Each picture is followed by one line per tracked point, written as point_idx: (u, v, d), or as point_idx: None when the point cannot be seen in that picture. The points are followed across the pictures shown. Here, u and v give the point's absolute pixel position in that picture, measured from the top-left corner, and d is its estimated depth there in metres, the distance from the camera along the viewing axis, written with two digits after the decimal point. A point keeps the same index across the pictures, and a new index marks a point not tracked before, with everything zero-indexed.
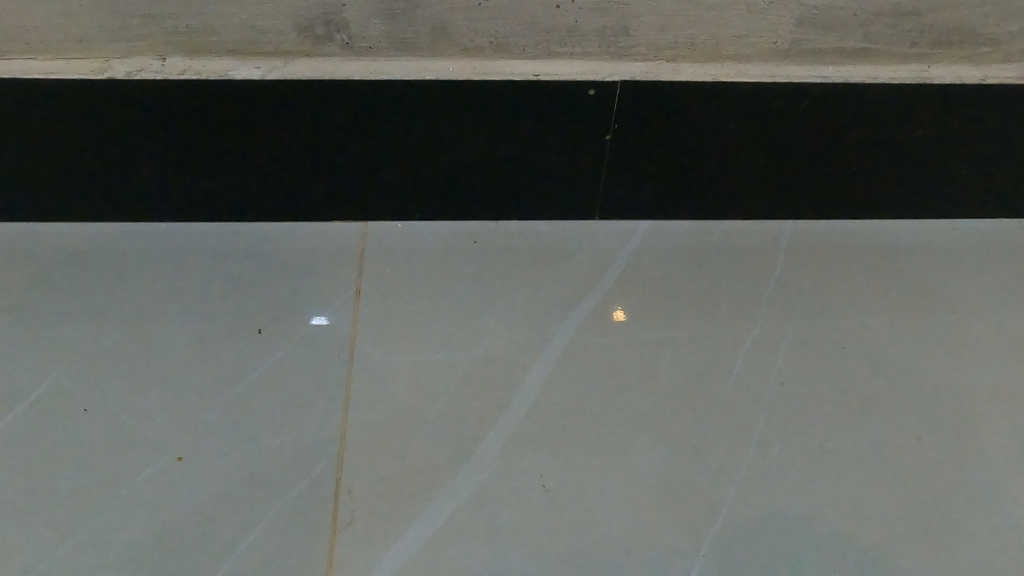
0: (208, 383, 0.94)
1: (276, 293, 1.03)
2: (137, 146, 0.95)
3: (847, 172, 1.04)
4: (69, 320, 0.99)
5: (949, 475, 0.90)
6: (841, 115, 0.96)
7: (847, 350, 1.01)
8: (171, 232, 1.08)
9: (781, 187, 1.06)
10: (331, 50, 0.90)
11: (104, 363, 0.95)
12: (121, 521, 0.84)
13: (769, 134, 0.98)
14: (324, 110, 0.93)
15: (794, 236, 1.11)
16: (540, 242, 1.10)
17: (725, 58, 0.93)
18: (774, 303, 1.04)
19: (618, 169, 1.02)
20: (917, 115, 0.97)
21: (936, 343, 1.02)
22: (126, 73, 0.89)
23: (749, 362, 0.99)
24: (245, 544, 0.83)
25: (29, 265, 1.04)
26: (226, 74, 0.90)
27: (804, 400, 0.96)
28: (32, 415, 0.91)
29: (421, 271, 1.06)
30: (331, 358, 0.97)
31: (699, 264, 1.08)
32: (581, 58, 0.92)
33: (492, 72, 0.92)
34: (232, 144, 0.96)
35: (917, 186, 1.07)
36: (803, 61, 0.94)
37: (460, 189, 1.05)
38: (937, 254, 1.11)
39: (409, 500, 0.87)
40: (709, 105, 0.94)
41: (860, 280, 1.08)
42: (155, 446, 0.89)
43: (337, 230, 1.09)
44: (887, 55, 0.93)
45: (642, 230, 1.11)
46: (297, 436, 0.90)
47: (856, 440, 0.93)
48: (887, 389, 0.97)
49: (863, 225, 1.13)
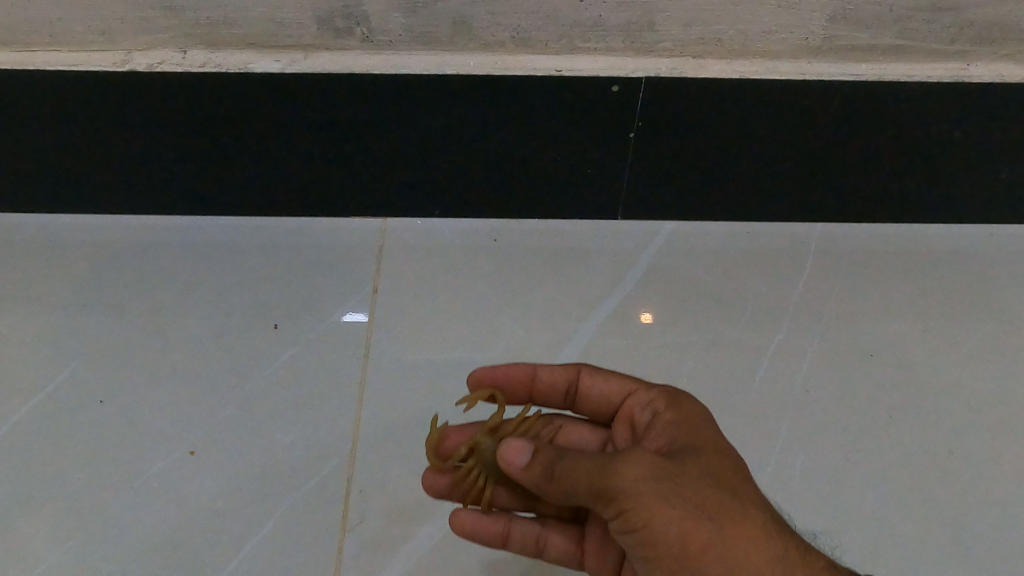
0: (222, 378, 0.94)
1: (295, 288, 1.02)
2: (158, 137, 0.96)
3: (879, 171, 1.01)
4: (89, 310, 1.00)
5: (980, 490, 0.87)
6: (873, 112, 0.93)
7: (876, 358, 0.97)
8: (192, 225, 1.08)
9: (811, 186, 1.03)
10: (351, 44, 0.89)
11: (122, 354, 0.96)
12: (132, 515, 0.85)
13: (798, 131, 0.95)
14: (344, 104, 0.92)
15: (823, 239, 1.08)
16: (561, 240, 1.08)
17: (754, 54, 0.90)
18: (802, 308, 1.01)
19: (641, 166, 1.00)
20: (954, 115, 0.93)
21: (972, 353, 0.98)
22: (148, 66, 0.89)
23: (773, 369, 0.96)
24: (254, 541, 0.83)
25: (52, 254, 1.04)
26: (246, 67, 0.90)
27: (828, 410, 0.93)
28: (49, 405, 0.92)
29: (441, 268, 1.05)
30: (346, 355, 0.96)
31: (724, 266, 1.05)
32: (604, 53, 0.90)
33: (513, 67, 0.90)
34: (254, 138, 0.96)
35: (955, 188, 1.03)
36: (834, 58, 0.91)
37: (483, 184, 1.03)
38: (975, 261, 1.07)
39: (420, 501, 0.86)
40: (736, 102, 0.92)
41: (894, 285, 1.04)
42: (169, 440, 0.90)
43: (357, 226, 1.09)
44: (924, 52, 0.90)
45: (667, 231, 1.09)
46: (309, 434, 0.90)
47: (883, 452, 0.90)
48: (918, 400, 0.94)
49: (897, 229, 1.10)
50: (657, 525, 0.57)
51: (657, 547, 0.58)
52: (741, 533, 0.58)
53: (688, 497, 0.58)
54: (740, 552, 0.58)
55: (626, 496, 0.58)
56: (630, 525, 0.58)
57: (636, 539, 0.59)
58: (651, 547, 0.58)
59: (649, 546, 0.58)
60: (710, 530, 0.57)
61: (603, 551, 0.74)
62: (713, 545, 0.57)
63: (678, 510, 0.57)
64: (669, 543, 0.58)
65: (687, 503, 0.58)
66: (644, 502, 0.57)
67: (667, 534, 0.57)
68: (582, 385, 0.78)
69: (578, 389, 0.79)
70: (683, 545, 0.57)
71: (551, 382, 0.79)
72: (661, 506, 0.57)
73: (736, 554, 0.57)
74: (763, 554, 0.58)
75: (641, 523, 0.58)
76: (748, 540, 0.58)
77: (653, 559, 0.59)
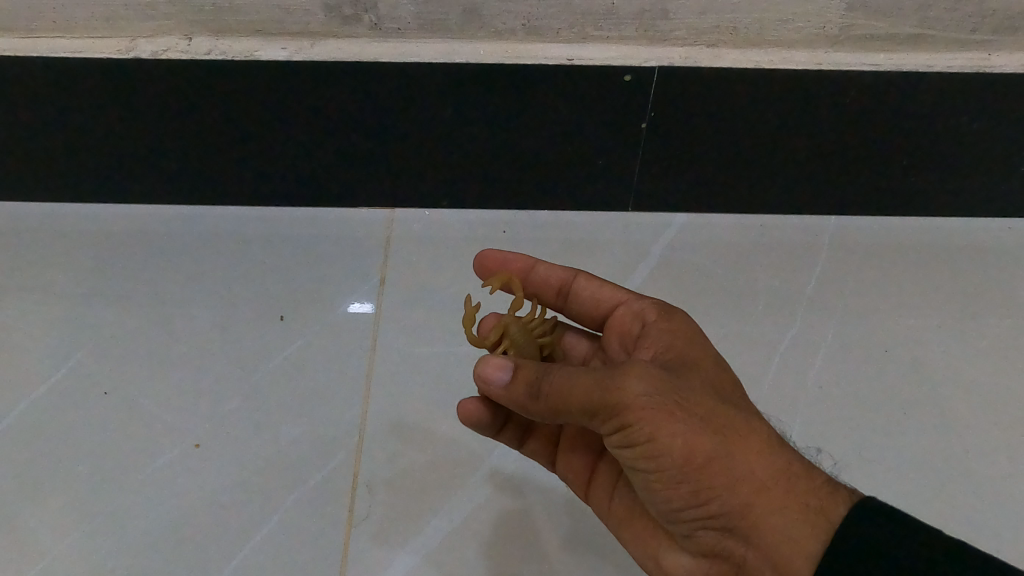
0: (228, 369, 0.93)
1: (302, 278, 1.01)
2: (163, 124, 0.95)
3: (895, 162, 1.00)
4: (94, 301, 0.99)
5: (999, 486, 0.86)
6: (891, 102, 0.92)
7: (891, 353, 0.96)
8: (197, 216, 1.07)
9: (825, 176, 1.02)
10: (359, 31, 0.87)
11: (127, 346, 0.95)
12: (136, 508, 0.84)
13: (813, 121, 0.94)
14: (351, 93, 0.91)
15: (838, 232, 1.07)
16: (571, 232, 1.06)
17: (771, 44, 0.88)
18: (816, 301, 1.00)
19: (653, 156, 0.99)
20: (974, 106, 0.92)
21: (989, 348, 0.96)
22: (153, 53, 0.88)
23: (786, 362, 0.94)
24: (259, 535, 0.82)
25: (56, 245, 1.03)
26: (253, 55, 0.88)
27: (842, 405, 0.91)
28: (53, 396, 0.91)
29: (449, 258, 1.03)
30: (353, 346, 0.95)
31: (737, 259, 1.04)
32: (617, 42, 0.88)
33: (524, 55, 0.88)
34: (261, 125, 0.95)
35: (973, 179, 1.02)
36: (851, 47, 0.89)
37: (492, 173, 1.02)
38: (993, 254, 1.05)
39: (427, 496, 0.85)
40: (751, 91, 0.90)
41: (910, 279, 1.03)
42: (174, 433, 0.89)
43: (364, 217, 1.07)
44: (944, 42, 0.88)
45: (678, 223, 1.07)
46: (316, 427, 0.89)
47: (899, 449, 0.88)
48: (934, 395, 0.92)
49: (913, 222, 1.08)
50: (659, 438, 0.58)
51: (657, 459, 0.59)
52: (737, 443, 0.60)
53: (688, 410, 0.59)
54: (734, 461, 0.59)
55: (629, 412, 0.58)
56: (630, 439, 0.59)
57: (634, 451, 0.60)
58: (650, 459, 0.59)
59: (648, 457, 0.59)
60: (710, 441, 0.59)
61: (573, 451, 0.77)
62: (711, 455, 0.59)
63: (681, 425, 0.59)
64: (673, 454, 0.58)
65: (687, 418, 0.59)
66: (647, 415, 0.58)
67: (668, 447, 0.58)
68: (577, 285, 0.79)
69: (571, 289, 0.80)
70: (683, 458, 0.58)
71: (546, 277, 0.81)
72: (664, 420, 0.58)
73: (732, 465, 0.59)
74: (758, 462, 0.60)
75: (642, 438, 0.58)
76: (743, 451, 0.60)
77: (652, 471, 0.60)
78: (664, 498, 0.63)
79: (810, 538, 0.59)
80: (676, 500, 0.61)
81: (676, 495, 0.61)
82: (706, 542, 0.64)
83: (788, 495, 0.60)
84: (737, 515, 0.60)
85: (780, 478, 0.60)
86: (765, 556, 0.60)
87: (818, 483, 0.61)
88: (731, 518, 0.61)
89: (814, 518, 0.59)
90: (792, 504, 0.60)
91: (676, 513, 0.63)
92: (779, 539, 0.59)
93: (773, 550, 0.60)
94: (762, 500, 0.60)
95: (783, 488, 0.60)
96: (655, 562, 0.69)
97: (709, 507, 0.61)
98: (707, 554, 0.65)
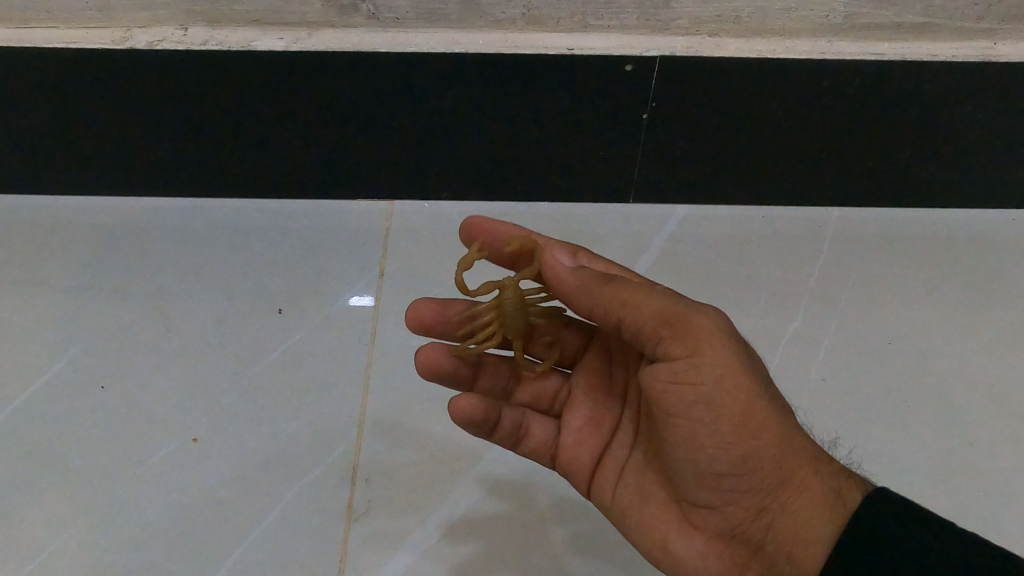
0: (226, 363, 0.93)
1: (301, 272, 1.00)
2: (159, 115, 0.94)
3: (900, 153, 0.99)
4: (92, 295, 0.98)
5: (1004, 480, 0.85)
6: (896, 92, 0.91)
7: (895, 346, 0.95)
8: (195, 208, 1.06)
9: (829, 167, 1.01)
10: (357, 21, 0.86)
11: (124, 339, 0.94)
12: (134, 503, 0.83)
13: (816, 112, 0.93)
14: (349, 84, 0.90)
15: (841, 224, 1.06)
16: (572, 223, 1.05)
17: (773, 33, 0.88)
18: (818, 294, 0.99)
19: (655, 147, 0.98)
20: (979, 97, 0.91)
21: (993, 341, 0.95)
22: (148, 43, 0.87)
23: (789, 355, 0.93)
24: (258, 530, 0.81)
25: (53, 238, 1.03)
26: (250, 45, 0.87)
27: (845, 398, 0.90)
28: (51, 390, 0.90)
29: (449, 251, 1.02)
30: (352, 339, 0.95)
31: (739, 251, 1.03)
32: (618, 31, 0.88)
33: (523, 46, 0.88)
34: (259, 116, 0.94)
35: (978, 170, 1.01)
36: (856, 37, 0.88)
37: (492, 164, 1.01)
38: (998, 246, 1.04)
39: (427, 491, 0.84)
40: (754, 81, 0.89)
41: (914, 270, 1.02)
42: (172, 427, 0.88)
43: (363, 209, 1.07)
44: (949, 32, 0.88)
45: (680, 215, 1.06)
46: (314, 420, 0.88)
47: (903, 442, 0.87)
48: (938, 388, 0.92)
49: (918, 214, 1.07)
50: (726, 381, 0.59)
51: (719, 405, 0.59)
52: (785, 412, 0.61)
53: (751, 367, 0.60)
54: (784, 427, 0.60)
55: (707, 345, 0.59)
56: (697, 375, 0.59)
57: (691, 394, 0.60)
58: (709, 403, 0.59)
59: (708, 402, 0.59)
60: (769, 400, 0.60)
61: (578, 445, 0.74)
62: (767, 414, 0.59)
63: (748, 376, 0.59)
64: (737, 401, 0.59)
65: (752, 372, 0.60)
66: (722, 355, 0.59)
67: (733, 393, 0.59)
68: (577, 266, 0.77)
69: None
70: (743, 407, 0.59)
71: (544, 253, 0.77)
72: (733, 364, 0.59)
73: (781, 431, 0.60)
74: (797, 436, 0.61)
75: (714, 375, 0.59)
76: (789, 420, 0.61)
77: (705, 420, 0.60)
78: (699, 459, 0.61)
79: (835, 521, 0.59)
80: (716, 460, 0.60)
81: (720, 457, 0.60)
82: (727, 518, 0.63)
83: (818, 473, 0.61)
84: (771, 487, 0.60)
85: (811, 460, 0.61)
86: (789, 534, 0.60)
87: (841, 473, 0.62)
88: (764, 488, 0.60)
89: (839, 504, 0.60)
90: (822, 487, 0.60)
91: (706, 481, 0.62)
92: (808, 516, 0.60)
93: (798, 528, 0.60)
94: (797, 474, 0.60)
95: (813, 470, 0.61)
96: (660, 546, 0.66)
97: (748, 474, 0.60)
98: (723, 532, 0.64)
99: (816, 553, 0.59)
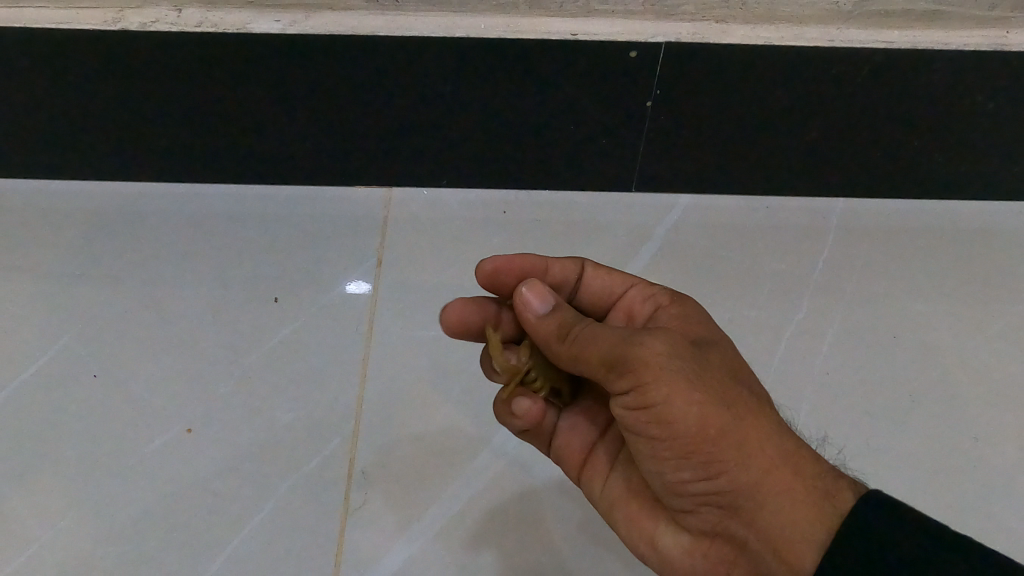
0: (221, 352, 0.91)
1: (298, 259, 0.99)
2: (153, 98, 0.92)
3: (907, 144, 0.97)
4: (85, 281, 0.96)
5: (1007, 476, 0.84)
6: (905, 82, 0.89)
7: (899, 339, 0.94)
8: (190, 193, 1.04)
9: (836, 157, 0.99)
10: (355, 4, 0.84)
11: (118, 327, 0.93)
12: (126, 493, 0.82)
13: (823, 101, 0.91)
14: (348, 68, 0.88)
15: (845, 214, 1.04)
16: (572, 213, 1.04)
17: (781, 19, 0.85)
18: (822, 286, 0.97)
19: (659, 135, 0.96)
20: (989, 86, 0.89)
21: (997, 336, 0.94)
22: (141, 24, 0.85)
23: (792, 348, 0.92)
24: (253, 522, 0.80)
25: (45, 223, 1.01)
26: (245, 27, 0.85)
27: (849, 393, 0.89)
28: (42, 378, 0.89)
29: (448, 239, 1.01)
30: (349, 328, 0.93)
31: (742, 242, 1.01)
32: (622, 17, 0.85)
33: (526, 30, 0.85)
34: (256, 101, 0.92)
35: (985, 162, 0.99)
36: (866, 24, 0.86)
37: (492, 151, 0.99)
38: (1004, 240, 1.03)
39: (424, 484, 0.83)
40: (761, 69, 0.87)
41: (919, 263, 1.00)
42: (166, 417, 0.87)
43: (362, 196, 1.05)
44: (961, 19, 0.86)
45: (682, 205, 1.05)
46: (311, 411, 0.87)
47: (906, 438, 0.86)
48: (943, 383, 0.90)
49: (924, 206, 1.06)
50: (676, 403, 0.57)
51: (671, 426, 0.57)
52: (751, 421, 0.58)
53: (704, 380, 0.58)
54: (749, 439, 0.58)
55: (650, 371, 0.57)
56: (646, 401, 0.57)
57: (646, 417, 0.58)
58: (663, 424, 0.57)
59: (660, 423, 0.57)
60: (726, 413, 0.58)
61: (572, 432, 0.74)
62: (724, 428, 0.57)
63: (698, 393, 0.57)
64: (686, 421, 0.57)
65: (705, 387, 0.58)
66: (665, 377, 0.57)
67: (684, 415, 0.57)
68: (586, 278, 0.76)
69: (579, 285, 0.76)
70: (699, 425, 0.57)
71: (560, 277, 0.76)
72: (682, 385, 0.57)
73: (745, 441, 0.58)
74: (770, 441, 0.58)
75: (660, 400, 0.57)
76: (758, 428, 0.58)
77: (661, 438, 0.58)
78: (670, 468, 0.60)
79: (817, 526, 0.57)
80: (684, 470, 0.59)
81: (685, 468, 0.59)
82: (709, 520, 0.61)
83: (797, 476, 0.58)
84: (746, 492, 0.58)
85: (788, 462, 0.58)
86: (770, 536, 0.58)
87: (827, 469, 0.59)
88: (738, 495, 0.59)
89: (821, 503, 0.57)
90: (803, 489, 0.58)
91: (681, 487, 0.61)
92: (787, 519, 0.57)
93: (778, 533, 0.58)
94: (773, 478, 0.58)
95: (792, 471, 0.58)
96: (648, 542, 0.66)
97: (718, 482, 0.58)
98: (707, 532, 0.62)
99: (797, 558, 0.57)
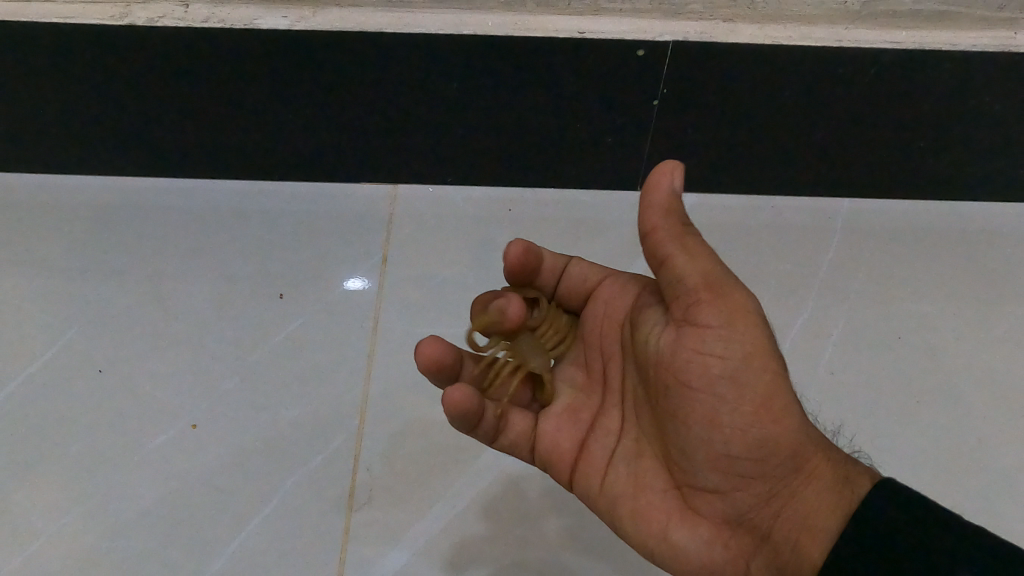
0: (225, 348, 0.91)
1: (303, 256, 0.99)
2: (159, 93, 0.92)
3: (913, 144, 0.97)
4: (90, 277, 0.96)
5: (1011, 476, 0.84)
6: (912, 82, 0.89)
7: (904, 340, 0.94)
8: (195, 189, 1.04)
9: (841, 156, 0.99)
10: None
11: (122, 322, 0.93)
12: (131, 489, 0.82)
13: (829, 100, 0.91)
14: (354, 64, 0.88)
15: (850, 214, 1.04)
16: (577, 211, 1.03)
17: (789, 20, 0.86)
18: (827, 286, 0.97)
19: (665, 133, 0.96)
20: (996, 86, 0.89)
21: (1002, 338, 0.94)
22: (148, 19, 0.85)
23: (797, 348, 0.92)
24: (257, 518, 0.80)
25: (49, 218, 1.01)
26: (252, 23, 0.85)
27: (853, 393, 0.89)
28: (46, 374, 0.89)
29: (453, 237, 1.01)
30: (354, 324, 0.93)
31: (747, 241, 1.01)
32: (629, 15, 0.86)
33: (534, 28, 0.85)
34: (262, 96, 0.92)
35: (990, 163, 0.99)
36: (873, 24, 0.86)
37: (497, 148, 0.99)
38: (1008, 241, 1.02)
39: (429, 481, 0.83)
40: (768, 68, 0.87)
41: (924, 264, 1.00)
42: (171, 413, 0.86)
43: (367, 192, 1.05)
44: (969, 20, 0.86)
45: (687, 204, 1.04)
46: (315, 408, 0.87)
47: (910, 438, 0.86)
48: (947, 384, 0.90)
49: (929, 206, 1.05)
50: (755, 361, 0.59)
51: (743, 384, 0.59)
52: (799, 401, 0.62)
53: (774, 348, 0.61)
54: (799, 416, 0.61)
55: (740, 321, 0.59)
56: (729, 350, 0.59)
57: (720, 370, 0.59)
58: (737, 380, 0.59)
59: (733, 378, 0.59)
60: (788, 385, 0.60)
61: (559, 431, 0.70)
62: (787, 399, 0.60)
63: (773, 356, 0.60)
64: (761, 377, 0.59)
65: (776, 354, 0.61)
66: (750, 332, 0.59)
67: (761, 373, 0.59)
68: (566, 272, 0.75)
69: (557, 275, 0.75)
70: (767, 387, 0.59)
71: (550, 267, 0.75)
72: (762, 344, 0.60)
73: (796, 418, 0.60)
74: (809, 426, 0.62)
75: (741, 353, 0.59)
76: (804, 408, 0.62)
77: (727, 398, 0.59)
78: (717, 439, 0.60)
79: (835, 516, 0.59)
80: (734, 441, 0.60)
81: (738, 438, 0.60)
82: (737, 504, 0.62)
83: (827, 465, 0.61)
84: (783, 473, 0.61)
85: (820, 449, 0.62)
86: (794, 523, 0.60)
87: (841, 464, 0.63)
88: (777, 475, 0.61)
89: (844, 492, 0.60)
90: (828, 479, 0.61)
91: (720, 463, 0.61)
92: (814, 507, 0.60)
93: (804, 518, 0.60)
94: (810, 462, 0.60)
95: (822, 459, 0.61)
96: (658, 535, 0.63)
97: (765, 458, 0.60)
98: (728, 519, 0.63)
99: (816, 548, 0.59)
